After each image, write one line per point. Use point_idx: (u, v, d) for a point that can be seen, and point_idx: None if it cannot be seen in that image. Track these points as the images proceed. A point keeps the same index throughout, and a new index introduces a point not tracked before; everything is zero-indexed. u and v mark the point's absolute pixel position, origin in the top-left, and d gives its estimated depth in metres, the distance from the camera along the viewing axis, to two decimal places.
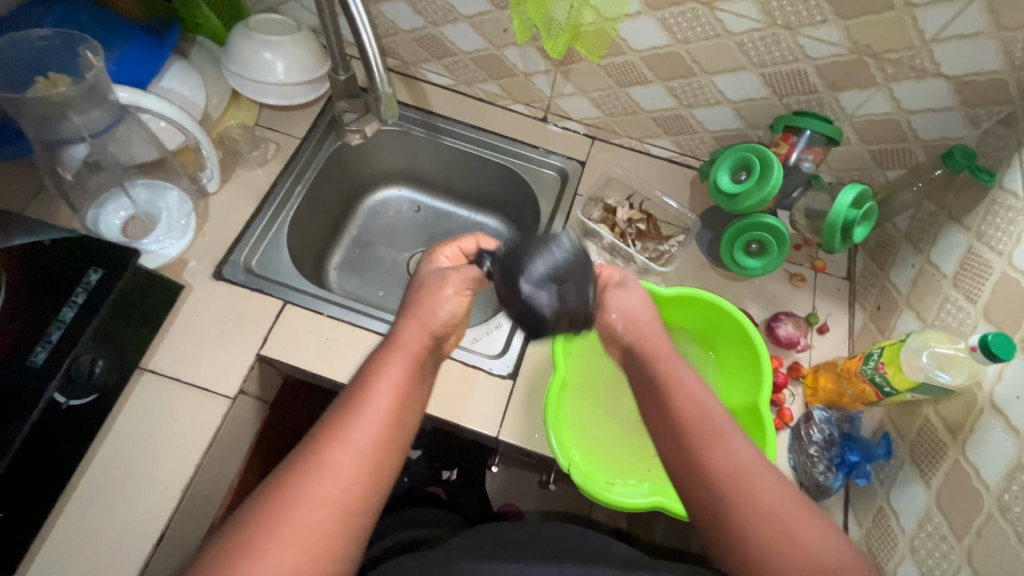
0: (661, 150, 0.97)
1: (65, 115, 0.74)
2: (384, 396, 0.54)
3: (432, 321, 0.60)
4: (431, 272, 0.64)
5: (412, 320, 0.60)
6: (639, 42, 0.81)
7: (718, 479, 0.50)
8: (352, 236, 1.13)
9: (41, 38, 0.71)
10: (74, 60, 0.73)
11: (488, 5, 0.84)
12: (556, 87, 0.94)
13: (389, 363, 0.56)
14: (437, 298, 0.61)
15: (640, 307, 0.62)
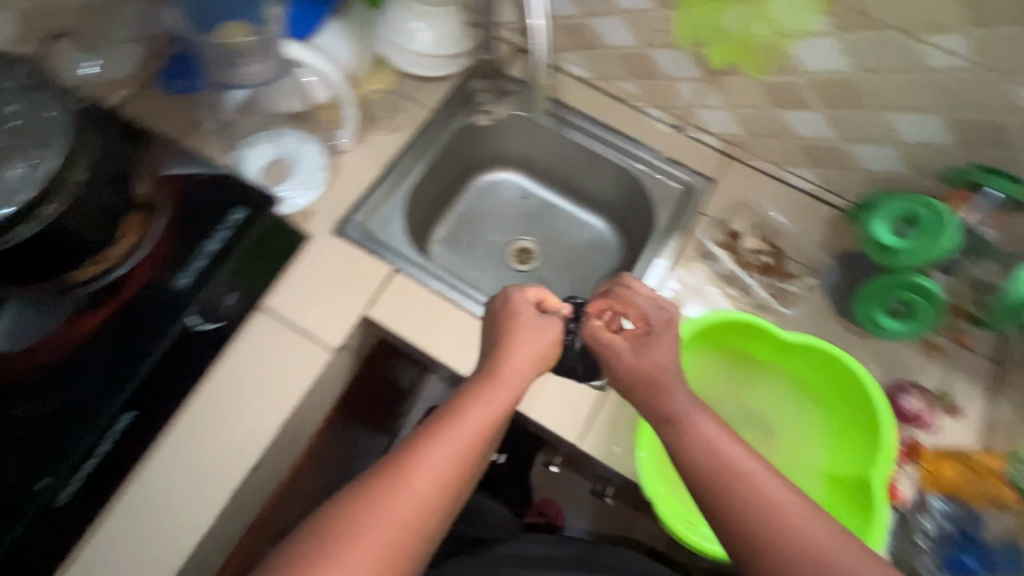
0: (801, 180, 0.91)
1: (240, 63, 0.80)
2: (471, 429, 0.54)
3: (529, 363, 0.62)
4: (518, 309, 0.66)
5: (514, 356, 0.62)
6: (813, 64, 0.74)
7: (747, 511, 0.48)
8: (458, 213, 1.14)
9: None
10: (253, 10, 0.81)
11: (651, 3, 0.80)
12: (701, 97, 0.89)
13: (486, 397, 0.57)
14: (538, 340, 0.64)
15: (668, 354, 0.60)
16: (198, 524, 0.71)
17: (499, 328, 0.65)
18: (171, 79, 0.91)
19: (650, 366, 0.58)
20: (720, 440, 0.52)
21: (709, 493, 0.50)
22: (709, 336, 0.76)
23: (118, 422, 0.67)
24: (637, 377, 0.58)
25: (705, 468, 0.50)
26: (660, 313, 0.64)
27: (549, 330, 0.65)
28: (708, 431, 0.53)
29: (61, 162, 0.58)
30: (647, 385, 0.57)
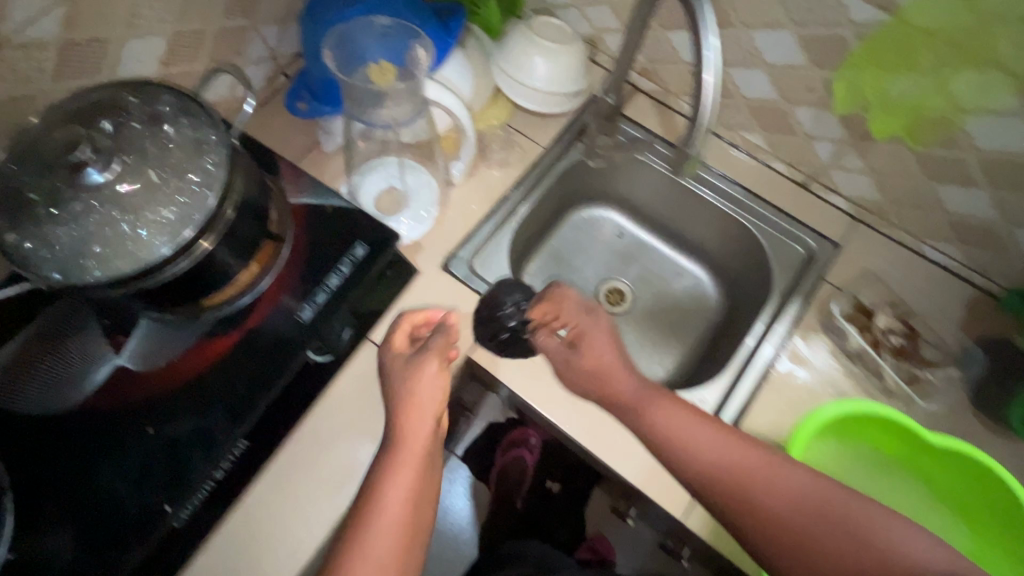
0: (938, 254, 0.85)
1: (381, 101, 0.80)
2: (402, 470, 0.60)
3: (428, 416, 0.64)
4: (395, 363, 0.67)
5: (412, 413, 0.63)
6: (988, 141, 0.68)
7: (736, 482, 0.62)
8: (551, 248, 1.10)
9: (381, 28, 0.83)
10: (402, 48, 0.83)
11: (804, 60, 0.75)
12: (839, 158, 0.84)
13: (399, 468, 0.60)
14: (422, 383, 0.64)
15: (603, 339, 0.73)
16: (287, 571, 0.67)
17: (390, 388, 0.66)
18: (295, 101, 0.92)
19: (610, 364, 0.70)
20: (691, 431, 0.65)
21: (704, 479, 0.63)
22: (842, 426, 0.71)
23: (236, 446, 0.68)
24: (591, 370, 0.71)
25: (700, 459, 0.63)
26: (580, 303, 0.76)
27: (426, 364, 0.66)
28: (678, 422, 0.65)
29: (217, 199, 0.59)
30: (604, 387, 0.70)
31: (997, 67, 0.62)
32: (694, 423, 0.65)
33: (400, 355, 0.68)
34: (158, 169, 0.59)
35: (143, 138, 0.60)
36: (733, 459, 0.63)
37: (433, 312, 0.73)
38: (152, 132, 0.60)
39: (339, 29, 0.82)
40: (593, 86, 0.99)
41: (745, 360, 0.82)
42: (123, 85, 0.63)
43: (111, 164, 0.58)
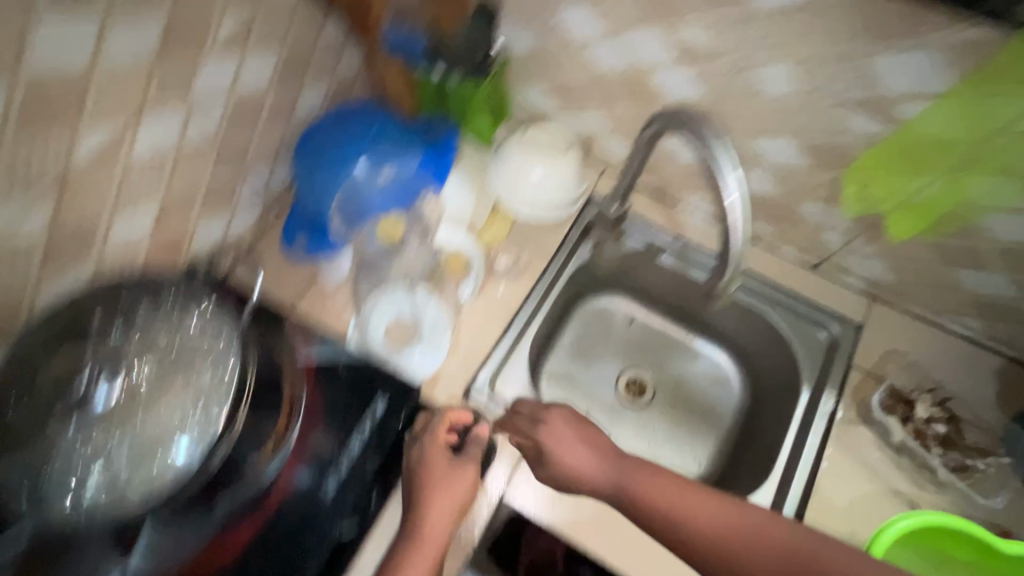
0: (961, 327, 0.84)
1: (399, 252, 0.92)
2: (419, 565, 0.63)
3: (452, 510, 0.67)
4: (438, 461, 0.69)
5: (436, 512, 0.66)
6: (1006, 235, 0.68)
7: (740, 548, 0.61)
8: (565, 345, 1.05)
9: (384, 178, 0.91)
10: (408, 196, 0.92)
11: (809, 163, 0.75)
12: (851, 246, 0.83)
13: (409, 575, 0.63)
14: (461, 485, 0.69)
15: (571, 439, 0.70)
16: None
17: (419, 486, 0.67)
18: (290, 239, 0.89)
19: (575, 450, 0.69)
20: (673, 504, 0.63)
21: (708, 551, 0.61)
22: (918, 537, 0.69)
23: None
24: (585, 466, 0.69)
25: (695, 537, 0.61)
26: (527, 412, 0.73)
27: (463, 471, 0.70)
28: (664, 490, 0.65)
29: (230, 404, 0.54)
30: (579, 484, 0.68)
31: (1002, 172, 0.63)
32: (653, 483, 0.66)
33: (438, 449, 0.69)
34: (168, 377, 0.54)
35: (153, 338, 0.56)
36: (691, 512, 0.63)
37: (471, 417, 0.75)
38: (163, 330, 0.57)
39: (343, 190, 0.88)
40: (592, 185, 0.98)
41: (788, 458, 0.80)
42: (137, 279, 0.61)
43: (118, 371, 0.54)
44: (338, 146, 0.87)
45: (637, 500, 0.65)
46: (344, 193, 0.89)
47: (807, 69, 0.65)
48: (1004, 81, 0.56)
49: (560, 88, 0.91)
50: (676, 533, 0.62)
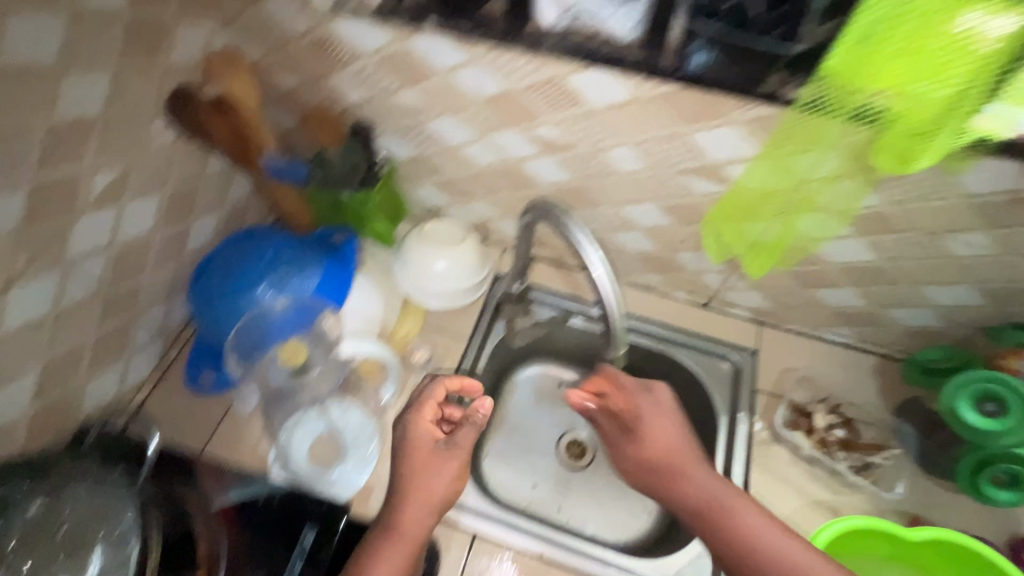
0: (839, 337, 0.94)
1: (307, 372, 0.89)
2: (396, 553, 0.65)
3: (426, 513, 0.69)
4: (422, 442, 0.73)
5: (412, 513, 0.68)
6: (840, 257, 0.79)
7: None
8: (501, 420, 1.06)
9: (281, 300, 0.88)
10: (307, 314, 0.88)
11: (672, 220, 0.85)
12: (728, 282, 0.93)
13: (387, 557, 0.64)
14: (437, 475, 0.71)
15: (659, 419, 0.78)
16: None
17: (405, 458, 0.72)
18: (197, 371, 0.89)
19: (658, 423, 0.78)
20: (755, 524, 0.67)
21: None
22: (841, 544, 0.73)
23: None
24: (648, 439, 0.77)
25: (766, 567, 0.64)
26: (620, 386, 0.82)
27: (448, 462, 0.73)
28: (749, 519, 0.68)
29: None
30: (662, 462, 0.75)
31: (823, 210, 0.72)
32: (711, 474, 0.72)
33: (427, 435, 0.73)
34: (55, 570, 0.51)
35: (38, 533, 0.53)
36: (771, 551, 0.65)
37: (468, 384, 0.76)
38: (49, 522, 0.54)
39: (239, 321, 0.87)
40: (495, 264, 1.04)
41: None
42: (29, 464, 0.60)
43: None
44: (231, 276, 0.87)
45: (720, 521, 0.68)
46: (241, 324, 0.87)
47: (643, 150, 0.76)
48: (801, 138, 0.64)
49: (446, 185, 0.98)
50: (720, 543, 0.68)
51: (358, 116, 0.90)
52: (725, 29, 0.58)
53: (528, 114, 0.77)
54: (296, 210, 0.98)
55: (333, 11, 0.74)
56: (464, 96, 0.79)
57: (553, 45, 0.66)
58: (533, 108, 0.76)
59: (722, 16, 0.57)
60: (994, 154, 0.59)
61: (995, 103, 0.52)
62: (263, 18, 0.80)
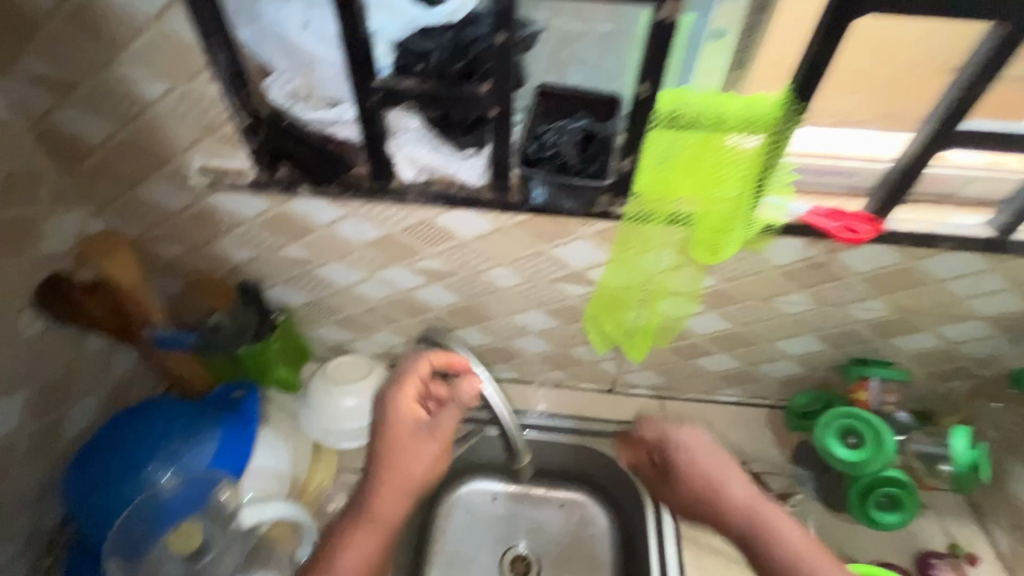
0: (729, 397, 1.03)
1: (200, 561, 0.80)
2: (371, 534, 0.69)
3: (402, 493, 0.71)
4: (399, 420, 0.75)
5: (386, 496, 0.71)
6: (704, 329, 0.90)
7: None
8: (441, 549, 1.03)
9: (172, 480, 0.84)
10: (200, 489, 0.83)
11: (558, 321, 0.93)
12: (622, 367, 1.01)
13: (355, 538, 0.69)
14: (419, 456, 0.74)
15: (699, 483, 0.72)
16: None
17: (386, 438, 0.74)
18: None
19: (719, 496, 0.70)
20: (800, 543, 0.66)
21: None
22: None
23: None
24: (709, 502, 0.70)
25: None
26: (655, 430, 0.78)
27: (426, 444, 0.75)
28: (797, 539, 0.66)
29: None
30: (722, 499, 0.70)
31: (675, 294, 0.84)
32: (793, 529, 0.67)
33: (403, 416, 0.75)
34: None
35: None
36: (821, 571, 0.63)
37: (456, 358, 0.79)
38: None
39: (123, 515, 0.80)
40: None
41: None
42: None
43: None
44: (117, 462, 0.84)
45: (775, 547, 0.66)
46: (123, 518, 0.80)
47: (517, 267, 0.85)
48: (635, 245, 0.77)
49: (345, 321, 1.01)
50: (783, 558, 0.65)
51: (246, 273, 0.93)
52: (552, 169, 0.68)
53: (408, 251, 0.84)
54: (187, 372, 0.95)
55: (209, 188, 0.79)
56: (347, 243, 0.85)
57: (417, 195, 0.74)
58: (411, 245, 0.83)
59: (546, 158, 0.68)
60: (783, 236, 0.74)
61: (773, 196, 0.70)
62: (138, 200, 0.83)
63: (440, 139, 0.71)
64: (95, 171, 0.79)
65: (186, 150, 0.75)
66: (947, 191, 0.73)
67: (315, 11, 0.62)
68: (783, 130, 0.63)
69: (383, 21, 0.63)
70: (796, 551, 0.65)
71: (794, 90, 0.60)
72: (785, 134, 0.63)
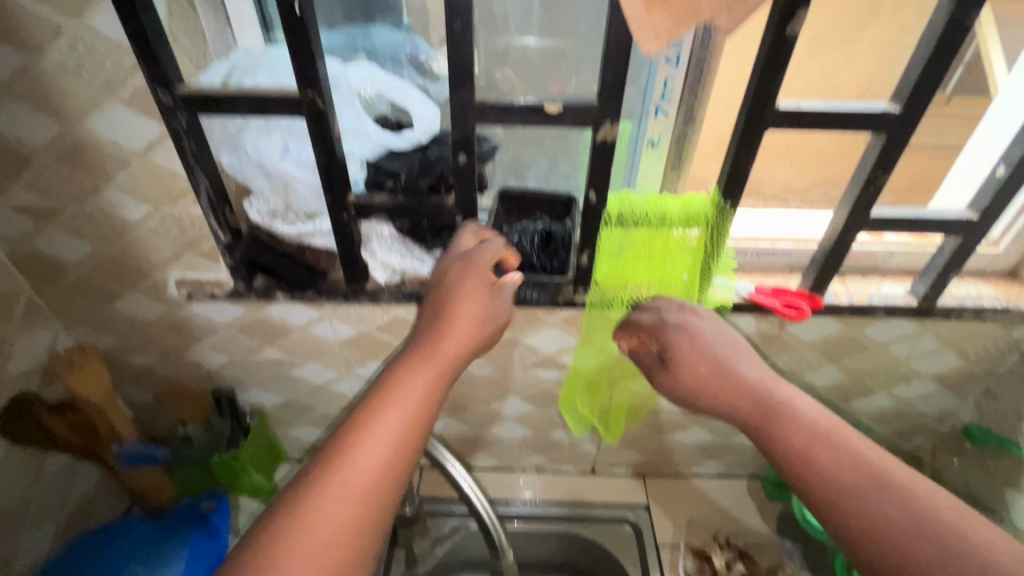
0: (709, 469, 1.05)
1: None
2: (386, 438, 0.54)
3: (455, 351, 0.61)
4: (467, 261, 0.64)
5: (449, 342, 0.61)
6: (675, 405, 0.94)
7: (870, 484, 0.52)
8: None
9: None
10: None
11: (534, 407, 0.95)
12: (602, 448, 1.02)
13: (388, 412, 0.55)
14: (485, 312, 0.64)
15: (707, 368, 0.64)
16: None
17: (448, 279, 0.64)
18: None
19: (728, 376, 0.63)
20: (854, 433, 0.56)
21: (863, 466, 0.53)
22: None
23: None
24: (711, 385, 0.64)
25: (830, 461, 0.54)
26: (670, 322, 0.69)
27: (500, 305, 0.65)
28: (821, 417, 0.58)
29: None
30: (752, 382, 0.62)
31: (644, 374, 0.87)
32: (819, 412, 0.59)
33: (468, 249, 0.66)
34: None
35: None
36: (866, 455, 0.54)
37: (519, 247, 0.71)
38: None
39: None
40: None
41: None
42: None
43: None
44: None
45: (797, 411, 0.59)
46: None
47: (491, 356, 0.88)
48: (601, 329, 0.81)
49: (321, 420, 1.00)
50: (825, 456, 0.54)
51: (220, 379, 0.93)
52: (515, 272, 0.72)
53: (383, 348, 0.87)
54: (152, 480, 0.92)
55: (186, 299, 0.81)
56: (323, 344, 0.87)
57: (391, 295, 0.77)
58: (385, 342, 0.86)
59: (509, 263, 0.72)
60: (734, 313, 0.79)
61: (721, 277, 0.76)
62: (112, 314, 0.83)
63: (408, 243, 0.75)
64: (68, 289, 0.80)
65: (165, 266, 0.78)
66: (873, 264, 0.82)
67: (293, 139, 0.67)
68: (718, 223, 0.70)
69: (355, 144, 0.70)
70: (817, 428, 0.57)
71: (720, 191, 0.68)
72: (721, 226, 0.70)
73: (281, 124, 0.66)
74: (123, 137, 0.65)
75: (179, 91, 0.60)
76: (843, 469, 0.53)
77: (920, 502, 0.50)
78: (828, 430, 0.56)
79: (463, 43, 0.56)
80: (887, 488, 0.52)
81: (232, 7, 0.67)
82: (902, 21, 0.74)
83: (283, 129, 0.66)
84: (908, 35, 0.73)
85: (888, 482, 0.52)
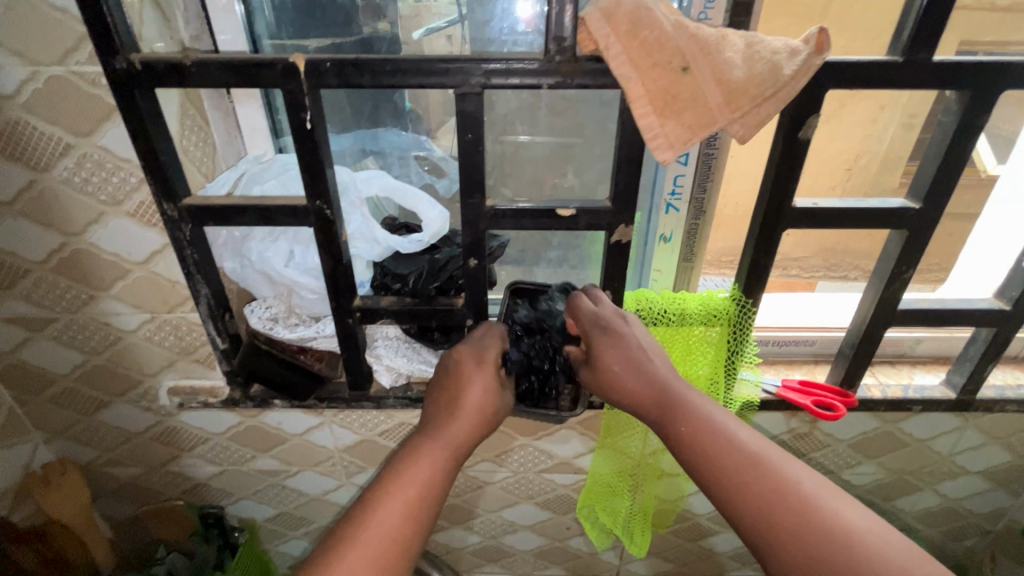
0: None
1: None
2: (406, 503, 0.50)
3: (471, 423, 0.55)
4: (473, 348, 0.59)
5: (463, 407, 0.56)
6: (702, 507, 0.87)
7: (758, 469, 0.47)
8: None
9: None
10: None
11: (549, 512, 0.89)
12: (624, 556, 0.94)
13: (407, 471, 0.51)
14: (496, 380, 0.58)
15: (619, 362, 0.56)
16: None
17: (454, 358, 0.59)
18: None
19: (638, 371, 0.56)
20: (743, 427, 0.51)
21: (748, 457, 0.48)
22: None
23: None
24: (625, 379, 0.56)
25: (718, 452, 0.49)
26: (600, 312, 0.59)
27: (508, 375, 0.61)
28: (711, 410, 0.52)
29: None
30: (652, 372, 0.55)
31: (666, 475, 0.81)
32: (711, 402, 0.53)
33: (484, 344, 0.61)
34: None
35: None
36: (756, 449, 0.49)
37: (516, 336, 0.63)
38: None
39: None
40: None
41: None
42: None
43: None
44: None
45: (687, 406, 0.52)
46: None
47: (503, 461, 0.82)
48: (619, 430, 0.74)
49: (315, 532, 0.93)
50: (708, 439, 0.50)
51: (209, 491, 0.87)
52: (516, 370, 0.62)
53: (386, 456, 0.81)
54: None
55: (178, 408, 0.76)
56: (322, 451, 0.82)
57: (396, 400, 0.73)
58: (389, 449, 0.81)
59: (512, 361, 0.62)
60: (761, 410, 0.75)
61: (746, 372, 0.72)
62: (99, 425, 0.78)
63: (416, 346, 0.72)
64: (52, 401, 0.75)
65: (158, 374, 0.74)
66: (901, 351, 0.79)
67: (299, 245, 0.66)
68: (741, 319, 0.67)
69: (363, 247, 0.66)
70: (711, 418, 0.51)
71: (741, 288, 0.66)
72: (744, 323, 0.67)
73: (286, 231, 0.65)
74: (125, 249, 0.64)
75: (184, 204, 0.58)
76: (728, 450, 0.49)
77: (791, 475, 0.47)
78: (723, 419, 0.52)
79: (474, 154, 0.55)
80: (765, 467, 0.47)
81: (244, 117, 0.68)
82: (880, 99, 0.72)
83: (289, 236, 0.65)
84: (885, 111, 0.73)
85: (765, 460, 0.48)
